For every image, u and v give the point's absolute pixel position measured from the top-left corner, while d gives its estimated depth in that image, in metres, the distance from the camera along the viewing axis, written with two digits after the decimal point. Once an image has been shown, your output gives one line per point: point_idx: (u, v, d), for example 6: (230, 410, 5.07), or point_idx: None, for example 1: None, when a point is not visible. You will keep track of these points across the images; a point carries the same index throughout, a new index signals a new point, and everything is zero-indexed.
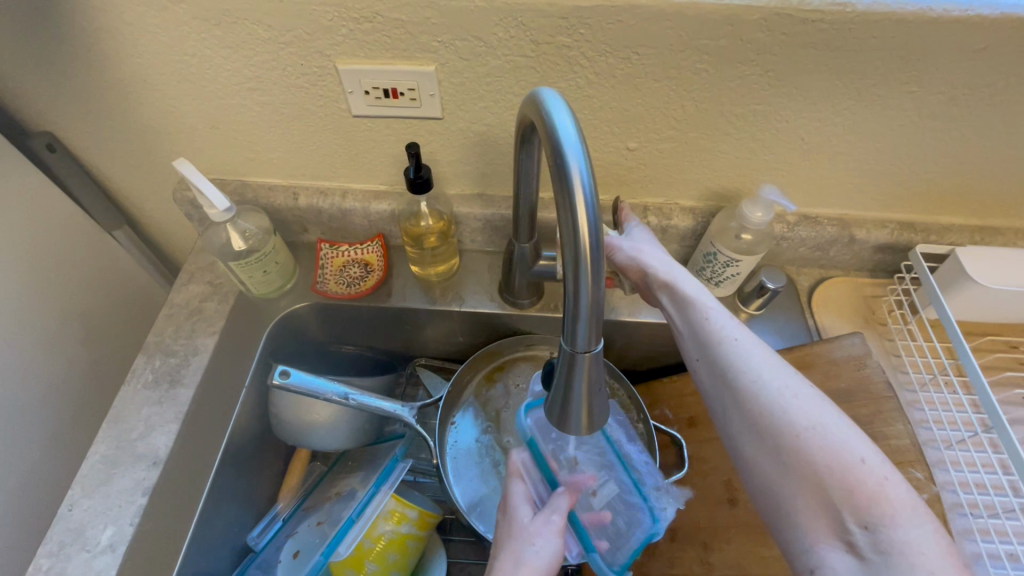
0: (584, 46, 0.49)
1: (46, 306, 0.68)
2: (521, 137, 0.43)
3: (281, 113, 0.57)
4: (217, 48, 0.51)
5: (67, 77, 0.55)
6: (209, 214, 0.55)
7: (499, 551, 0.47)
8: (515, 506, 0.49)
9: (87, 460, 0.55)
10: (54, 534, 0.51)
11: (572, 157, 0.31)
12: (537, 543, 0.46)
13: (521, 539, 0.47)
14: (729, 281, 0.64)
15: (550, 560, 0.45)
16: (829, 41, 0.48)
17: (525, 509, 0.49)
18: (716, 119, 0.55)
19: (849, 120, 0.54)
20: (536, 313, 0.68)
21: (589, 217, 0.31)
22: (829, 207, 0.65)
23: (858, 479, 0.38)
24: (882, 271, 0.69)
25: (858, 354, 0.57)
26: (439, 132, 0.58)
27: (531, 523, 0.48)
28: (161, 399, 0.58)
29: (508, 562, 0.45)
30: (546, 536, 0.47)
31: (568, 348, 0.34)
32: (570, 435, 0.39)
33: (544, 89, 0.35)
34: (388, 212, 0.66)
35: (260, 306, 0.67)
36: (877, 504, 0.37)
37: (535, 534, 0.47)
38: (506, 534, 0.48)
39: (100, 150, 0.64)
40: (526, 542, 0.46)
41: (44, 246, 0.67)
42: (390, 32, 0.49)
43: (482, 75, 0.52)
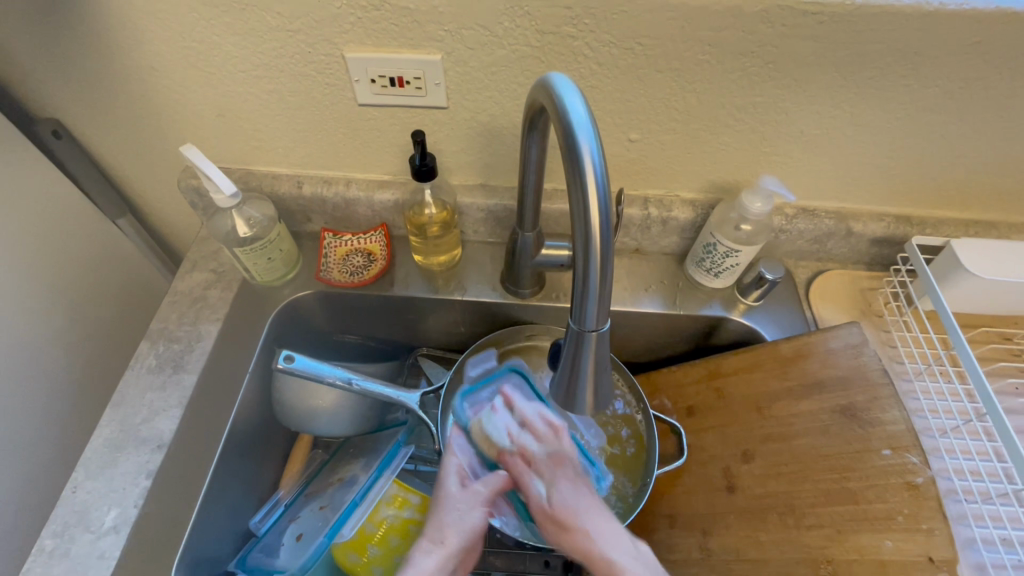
0: (588, 37, 0.50)
1: (48, 292, 0.68)
2: (527, 123, 0.44)
3: (288, 102, 0.58)
4: (226, 34, 0.52)
5: (74, 62, 0.56)
6: (215, 199, 0.55)
7: (432, 514, 0.51)
8: (445, 475, 0.52)
9: (91, 443, 0.55)
10: (58, 516, 0.51)
11: (583, 139, 0.32)
12: (461, 515, 0.49)
13: (447, 506, 0.50)
14: (729, 272, 0.65)
15: (472, 527, 0.49)
16: (828, 34, 0.49)
17: (456, 478, 0.52)
18: (717, 110, 0.56)
19: (847, 112, 0.55)
20: (538, 303, 0.68)
21: (599, 197, 0.32)
22: (827, 201, 0.66)
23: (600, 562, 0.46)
24: (878, 265, 0.70)
25: (855, 343, 0.58)
26: (444, 122, 0.59)
27: (461, 493, 0.51)
28: (165, 384, 0.59)
29: (434, 528, 0.49)
30: (472, 507, 0.50)
31: (575, 328, 0.35)
32: (575, 414, 0.40)
33: (555, 74, 0.36)
34: (392, 202, 0.67)
35: (263, 293, 0.67)
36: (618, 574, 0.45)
37: (462, 505, 0.50)
38: (437, 505, 0.51)
39: (105, 137, 0.64)
40: (451, 514, 0.49)
41: (47, 232, 0.67)
42: (398, 20, 0.50)
43: (488, 64, 0.53)
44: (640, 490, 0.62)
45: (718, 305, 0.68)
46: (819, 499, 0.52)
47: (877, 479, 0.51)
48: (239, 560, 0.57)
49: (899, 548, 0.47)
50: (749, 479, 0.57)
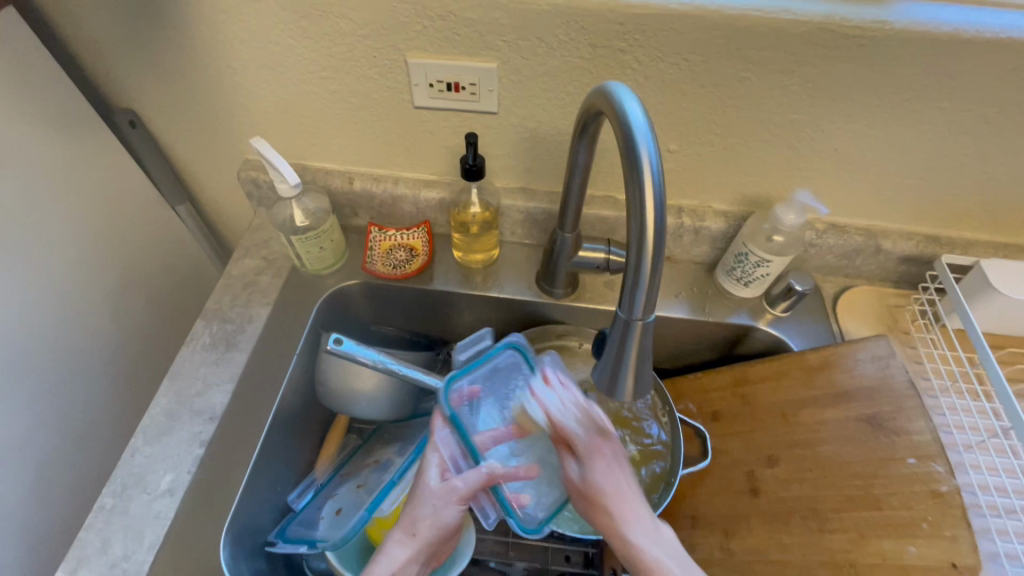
0: (637, 51, 0.53)
1: (108, 271, 0.72)
2: (580, 127, 0.47)
3: (349, 102, 0.62)
4: (300, 37, 0.56)
5: (156, 57, 0.60)
6: (279, 188, 0.59)
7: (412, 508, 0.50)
8: (424, 470, 0.51)
9: (149, 412, 0.59)
10: (118, 476, 0.54)
11: (642, 142, 0.35)
12: (440, 506, 0.50)
13: (422, 500, 0.50)
14: (758, 281, 0.67)
15: (445, 522, 0.50)
16: (866, 56, 0.51)
17: (435, 472, 0.51)
18: (755, 125, 0.58)
19: (881, 132, 0.57)
20: (570, 304, 0.71)
21: (655, 195, 0.34)
22: (856, 217, 0.68)
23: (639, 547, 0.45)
24: (906, 283, 0.72)
25: (883, 355, 0.59)
26: (493, 126, 0.62)
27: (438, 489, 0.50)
28: (218, 360, 0.63)
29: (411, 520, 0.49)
30: (446, 503, 0.50)
31: (624, 317, 0.38)
32: (615, 400, 0.42)
33: (613, 83, 0.39)
34: (437, 200, 0.71)
35: (310, 281, 0.71)
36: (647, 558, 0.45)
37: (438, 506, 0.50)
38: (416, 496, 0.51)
39: (174, 128, 0.69)
40: (427, 505, 0.49)
41: (114, 215, 0.72)
42: (461, 30, 0.54)
43: (540, 74, 0.56)
44: (662, 492, 0.63)
45: (745, 314, 0.70)
46: (842, 505, 0.54)
47: (901, 487, 0.52)
48: (278, 532, 0.59)
49: (922, 553, 0.49)
50: (773, 483, 0.58)
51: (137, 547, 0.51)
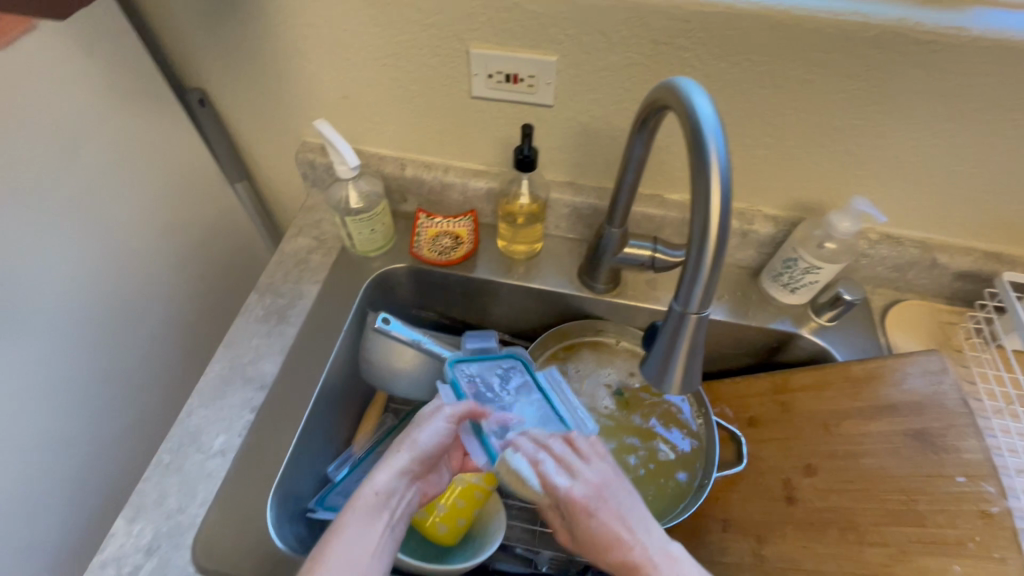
0: (699, 49, 0.53)
1: (172, 243, 0.76)
2: (639, 120, 0.47)
3: (408, 89, 0.64)
4: (367, 25, 0.58)
5: (229, 39, 0.63)
6: (338, 169, 0.61)
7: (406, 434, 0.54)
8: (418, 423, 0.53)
9: (204, 376, 0.62)
10: (174, 434, 0.57)
11: (710, 136, 0.35)
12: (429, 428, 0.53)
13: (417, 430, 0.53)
14: (805, 288, 0.66)
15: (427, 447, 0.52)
16: (938, 62, 0.50)
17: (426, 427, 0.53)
18: (814, 129, 0.57)
19: (947, 141, 0.56)
20: (610, 300, 0.72)
21: (721, 189, 0.34)
22: (913, 229, 0.66)
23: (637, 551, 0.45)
24: (960, 300, 0.70)
25: (934, 371, 0.58)
26: (547, 119, 0.63)
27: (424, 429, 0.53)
28: (270, 332, 0.65)
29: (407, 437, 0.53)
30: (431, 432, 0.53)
31: (679, 309, 0.38)
32: (662, 393, 0.43)
33: (681, 77, 0.39)
34: (485, 190, 0.72)
35: (358, 262, 0.73)
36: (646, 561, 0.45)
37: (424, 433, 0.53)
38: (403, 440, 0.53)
39: (240, 108, 0.72)
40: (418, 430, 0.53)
41: (180, 190, 0.75)
42: (525, 22, 0.54)
43: (599, 69, 0.57)
44: (695, 495, 0.63)
45: (789, 320, 0.69)
46: (883, 518, 0.53)
47: (949, 505, 0.50)
48: (320, 500, 0.60)
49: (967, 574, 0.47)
50: (810, 492, 0.58)
51: (190, 502, 0.54)
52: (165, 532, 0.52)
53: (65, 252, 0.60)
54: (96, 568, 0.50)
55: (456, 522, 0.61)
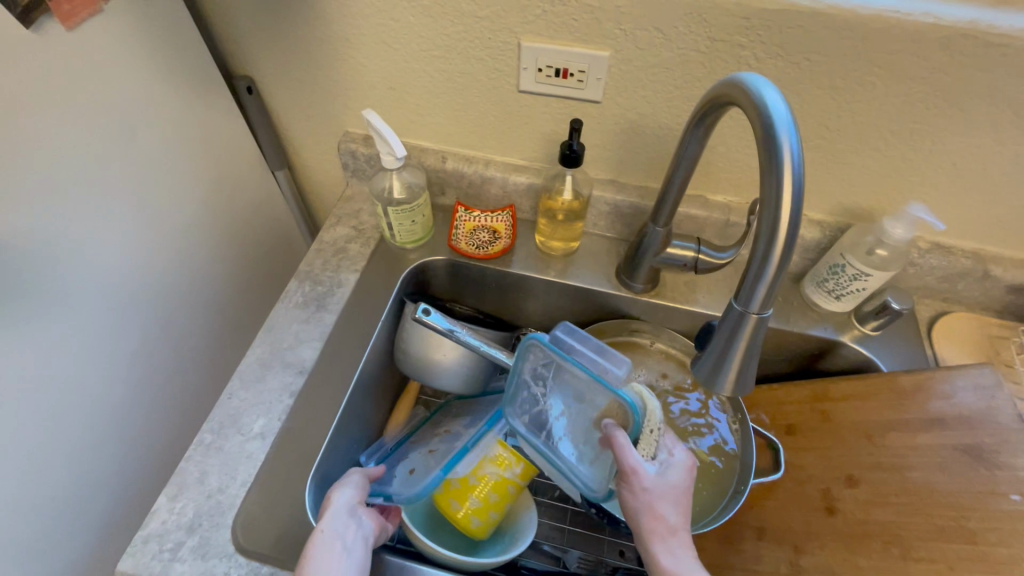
0: (757, 48, 0.52)
1: (215, 228, 0.77)
2: (697, 117, 0.46)
3: (455, 82, 0.64)
4: (420, 16, 0.58)
5: (281, 27, 0.64)
6: (384, 160, 0.61)
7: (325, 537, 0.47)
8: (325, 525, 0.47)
9: (245, 360, 0.62)
10: (216, 415, 0.58)
11: (784, 132, 0.34)
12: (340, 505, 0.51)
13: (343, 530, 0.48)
14: (851, 296, 0.64)
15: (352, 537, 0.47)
16: (1009, 67, 0.48)
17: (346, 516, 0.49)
18: (871, 132, 0.56)
19: (1010, 150, 0.54)
20: (648, 300, 0.71)
21: (793, 186, 0.34)
22: (966, 239, 0.64)
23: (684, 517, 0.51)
24: (1011, 314, 0.68)
25: (987, 385, 0.56)
26: (593, 115, 0.63)
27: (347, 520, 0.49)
28: (308, 318, 0.66)
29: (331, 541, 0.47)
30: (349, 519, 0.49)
31: (739, 309, 0.38)
32: (713, 393, 0.42)
33: (749, 72, 0.39)
34: (525, 185, 0.72)
35: (396, 253, 0.73)
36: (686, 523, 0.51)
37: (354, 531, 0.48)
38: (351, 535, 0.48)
39: (286, 97, 0.72)
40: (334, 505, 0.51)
41: (225, 176, 0.76)
42: (579, 16, 0.54)
43: (652, 65, 0.56)
44: (729, 499, 0.63)
45: (831, 327, 0.68)
46: (931, 534, 0.51)
47: (1002, 523, 0.49)
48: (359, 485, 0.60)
49: None
50: (851, 504, 0.56)
51: (230, 482, 0.54)
52: (206, 511, 0.53)
53: (117, 234, 0.62)
54: (140, 542, 0.51)
55: (489, 516, 0.61)
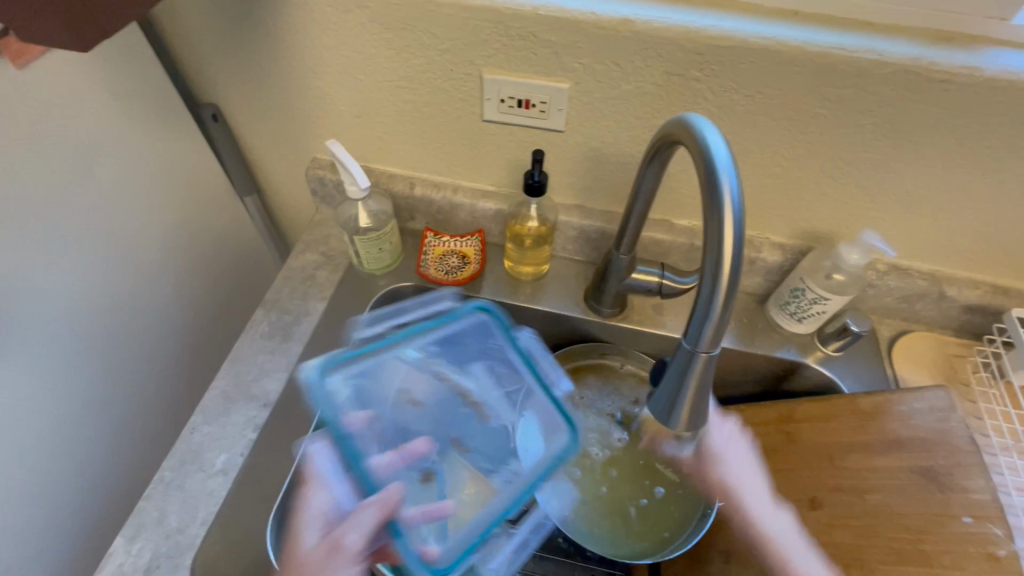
0: (712, 81, 0.53)
1: (182, 257, 0.76)
2: (650, 154, 0.47)
3: (421, 111, 0.64)
4: (382, 48, 0.58)
5: (245, 57, 0.64)
6: (348, 190, 0.61)
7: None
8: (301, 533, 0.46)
9: (208, 393, 0.62)
10: (177, 452, 0.57)
11: (724, 177, 0.35)
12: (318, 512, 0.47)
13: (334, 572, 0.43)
14: (812, 318, 0.66)
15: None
16: (952, 101, 0.50)
17: (315, 532, 0.47)
18: (824, 161, 0.58)
19: (959, 178, 0.56)
20: (616, 324, 0.71)
21: (734, 230, 0.34)
22: (921, 261, 0.66)
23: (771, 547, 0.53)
24: (968, 332, 0.69)
25: (942, 408, 0.58)
26: (557, 144, 0.64)
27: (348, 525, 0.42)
28: (275, 349, 0.66)
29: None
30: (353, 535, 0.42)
31: (688, 348, 0.38)
32: (669, 429, 0.42)
33: (694, 114, 0.39)
34: (493, 211, 0.72)
35: (364, 280, 0.73)
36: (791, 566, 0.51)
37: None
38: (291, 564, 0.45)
39: (252, 124, 0.72)
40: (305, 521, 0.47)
41: (191, 204, 0.76)
42: (538, 50, 0.55)
43: (611, 97, 0.57)
44: (697, 523, 0.63)
45: (795, 349, 0.69)
46: (890, 557, 0.52)
47: (954, 545, 0.51)
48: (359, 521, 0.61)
49: None
50: (814, 527, 0.56)
51: (190, 521, 0.53)
52: (165, 552, 0.52)
53: (77, 268, 0.61)
54: None
55: None
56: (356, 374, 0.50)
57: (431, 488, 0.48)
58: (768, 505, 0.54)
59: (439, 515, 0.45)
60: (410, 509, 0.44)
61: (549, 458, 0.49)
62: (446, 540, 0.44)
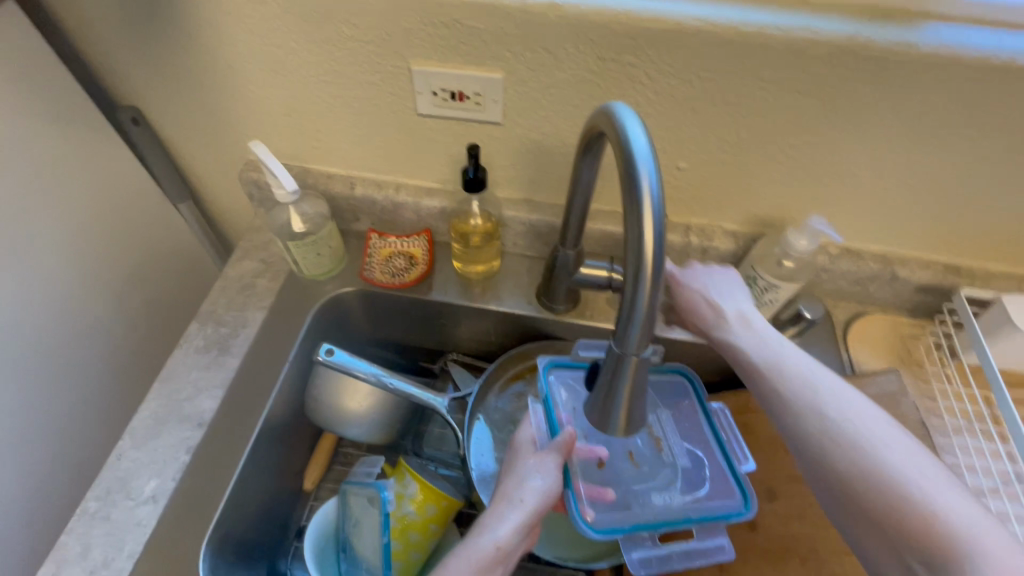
0: (648, 66, 0.51)
1: (113, 271, 0.72)
2: (583, 147, 0.45)
3: (351, 107, 0.61)
4: (301, 41, 0.55)
5: (157, 55, 0.60)
6: (277, 195, 0.58)
7: (501, 482, 0.48)
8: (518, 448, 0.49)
9: (138, 415, 0.58)
10: (103, 480, 0.54)
11: (643, 168, 0.33)
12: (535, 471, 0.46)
13: (524, 471, 0.46)
14: (766, 307, 0.64)
15: (555, 490, 0.45)
16: (890, 79, 0.49)
17: (527, 448, 0.49)
18: (768, 146, 0.56)
19: (902, 158, 0.55)
20: (571, 320, 0.69)
21: (654, 224, 0.32)
22: (872, 243, 0.65)
23: (861, 464, 0.39)
24: (922, 313, 0.69)
25: (893, 392, 0.57)
26: (497, 137, 0.61)
27: (533, 458, 0.47)
28: (210, 364, 0.62)
29: (511, 488, 0.45)
30: (549, 467, 0.46)
31: (617, 350, 0.36)
32: (607, 435, 0.40)
33: (617, 103, 0.37)
34: (438, 209, 0.69)
35: (306, 287, 0.70)
36: (888, 488, 0.38)
37: (530, 477, 0.46)
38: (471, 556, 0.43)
39: (177, 126, 0.68)
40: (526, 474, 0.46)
41: (116, 214, 0.72)
42: (465, 39, 0.52)
43: (547, 86, 0.55)
44: None
45: None
46: None
47: None
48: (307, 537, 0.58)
49: None
50: (772, 519, 0.56)
51: (116, 554, 0.50)
52: None
53: None
54: None
55: (410, 556, 0.58)
56: (574, 385, 0.54)
57: (604, 473, 0.51)
58: (832, 393, 0.43)
59: (599, 498, 0.49)
60: (579, 481, 0.49)
61: (716, 510, 0.49)
62: (617, 517, 0.48)
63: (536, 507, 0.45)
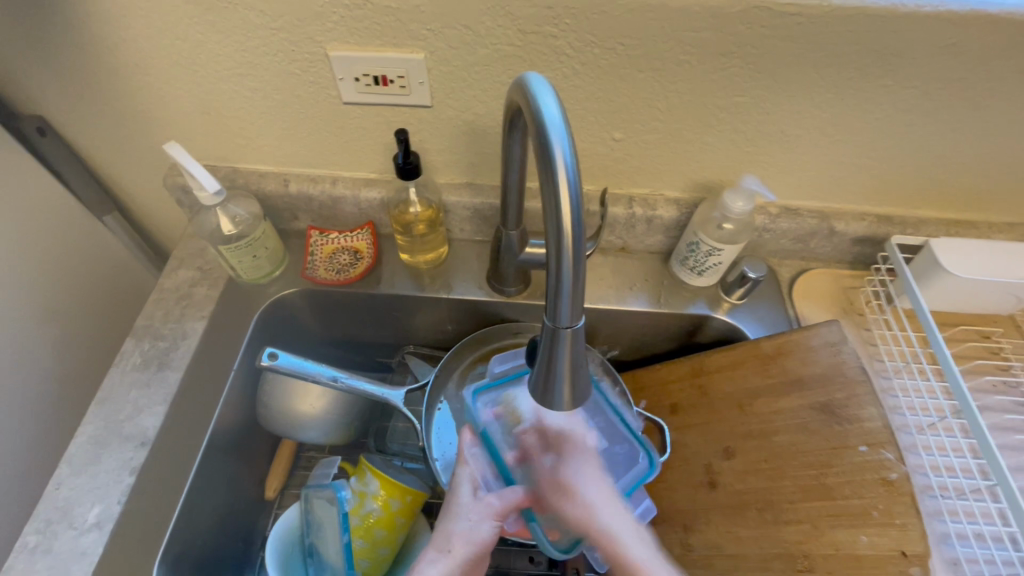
0: (570, 36, 0.50)
1: (38, 293, 0.68)
2: (507, 122, 0.44)
3: (273, 100, 0.58)
4: (208, 32, 0.52)
5: (54, 57, 0.56)
6: (199, 196, 0.56)
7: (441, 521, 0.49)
8: (457, 487, 0.49)
9: (75, 440, 0.55)
10: (41, 512, 0.51)
11: (556, 139, 0.32)
12: (474, 522, 0.47)
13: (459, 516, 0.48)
14: (711, 271, 0.66)
15: (480, 540, 0.46)
16: (805, 35, 0.49)
17: (468, 489, 0.49)
18: (699, 110, 0.56)
19: (827, 113, 0.56)
20: (524, 301, 0.69)
21: (571, 194, 0.32)
22: (810, 200, 0.66)
23: None
24: (862, 263, 0.71)
25: (834, 341, 0.58)
26: (428, 120, 0.59)
27: (471, 507, 0.48)
28: (149, 381, 0.59)
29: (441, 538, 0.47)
30: (483, 517, 0.47)
31: (551, 325, 0.35)
32: (554, 411, 0.40)
33: (530, 74, 0.36)
34: (378, 200, 0.67)
35: (248, 292, 0.67)
36: None
37: (461, 529, 0.47)
38: None
39: (89, 133, 0.64)
40: (464, 522, 0.47)
41: (35, 230, 0.67)
42: (381, 19, 0.50)
43: (471, 63, 0.53)
44: None
45: (702, 303, 0.69)
46: (796, 495, 0.52)
47: (853, 475, 0.51)
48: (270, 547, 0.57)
49: (873, 542, 0.48)
50: (729, 476, 0.57)
51: None
52: None
53: None
54: None
55: (378, 553, 0.58)
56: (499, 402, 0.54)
57: None
58: None
59: None
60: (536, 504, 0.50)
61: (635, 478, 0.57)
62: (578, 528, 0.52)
63: (470, 557, 0.46)
